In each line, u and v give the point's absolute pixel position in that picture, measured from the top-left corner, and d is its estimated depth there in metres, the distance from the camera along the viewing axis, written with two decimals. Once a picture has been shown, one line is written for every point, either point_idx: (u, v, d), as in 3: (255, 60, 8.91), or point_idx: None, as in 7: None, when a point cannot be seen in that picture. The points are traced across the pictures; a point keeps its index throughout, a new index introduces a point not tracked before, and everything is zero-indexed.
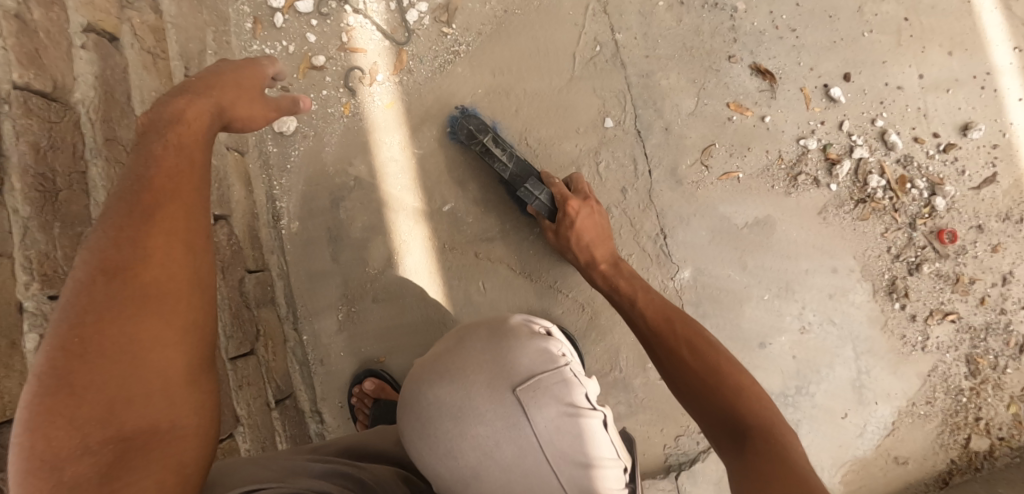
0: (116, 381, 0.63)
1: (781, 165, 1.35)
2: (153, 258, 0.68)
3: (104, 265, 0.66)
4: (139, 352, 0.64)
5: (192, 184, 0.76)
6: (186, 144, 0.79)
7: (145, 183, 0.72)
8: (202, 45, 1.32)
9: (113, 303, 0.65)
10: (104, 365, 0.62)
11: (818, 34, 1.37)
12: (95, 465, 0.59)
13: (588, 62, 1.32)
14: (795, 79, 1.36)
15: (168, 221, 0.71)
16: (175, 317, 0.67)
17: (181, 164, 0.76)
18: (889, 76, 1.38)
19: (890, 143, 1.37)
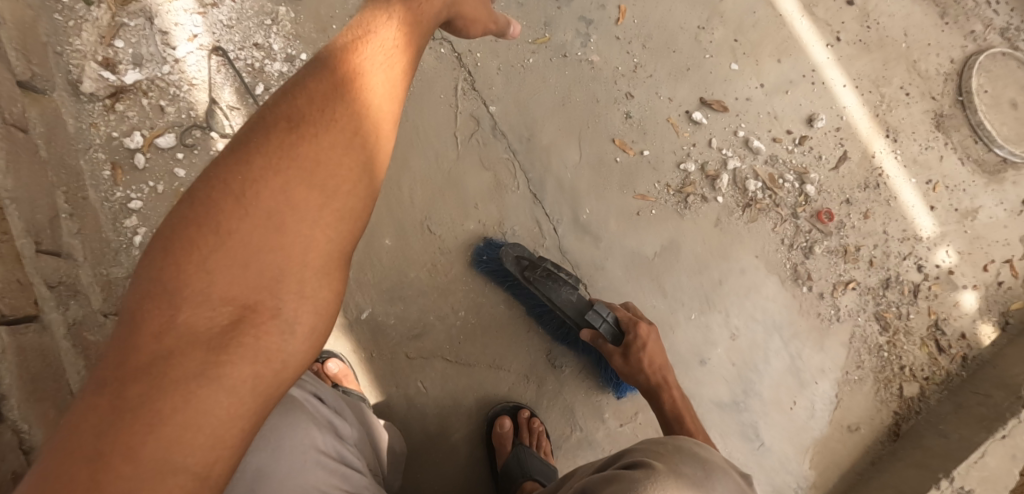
0: (234, 262, 0.63)
1: (669, 191, 1.43)
2: (298, 151, 0.69)
3: (252, 141, 0.69)
4: (284, 224, 0.65)
5: (371, 99, 0.77)
6: (382, 67, 0.81)
7: (342, 83, 0.76)
8: (53, 209, 1.21)
9: (252, 184, 0.66)
10: (232, 247, 0.63)
11: (668, 67, 1.51)
12: (194, 351, 0.59)
13: (469, 139, 1.35)
14: (661, 112, 1.47)
15: (336, 121, 0.73)
16: (300, 216, 0.66)
17: (364, 77, 0.78)
18: (736, 90, 1.54)
19: (754, 148, 1.51)
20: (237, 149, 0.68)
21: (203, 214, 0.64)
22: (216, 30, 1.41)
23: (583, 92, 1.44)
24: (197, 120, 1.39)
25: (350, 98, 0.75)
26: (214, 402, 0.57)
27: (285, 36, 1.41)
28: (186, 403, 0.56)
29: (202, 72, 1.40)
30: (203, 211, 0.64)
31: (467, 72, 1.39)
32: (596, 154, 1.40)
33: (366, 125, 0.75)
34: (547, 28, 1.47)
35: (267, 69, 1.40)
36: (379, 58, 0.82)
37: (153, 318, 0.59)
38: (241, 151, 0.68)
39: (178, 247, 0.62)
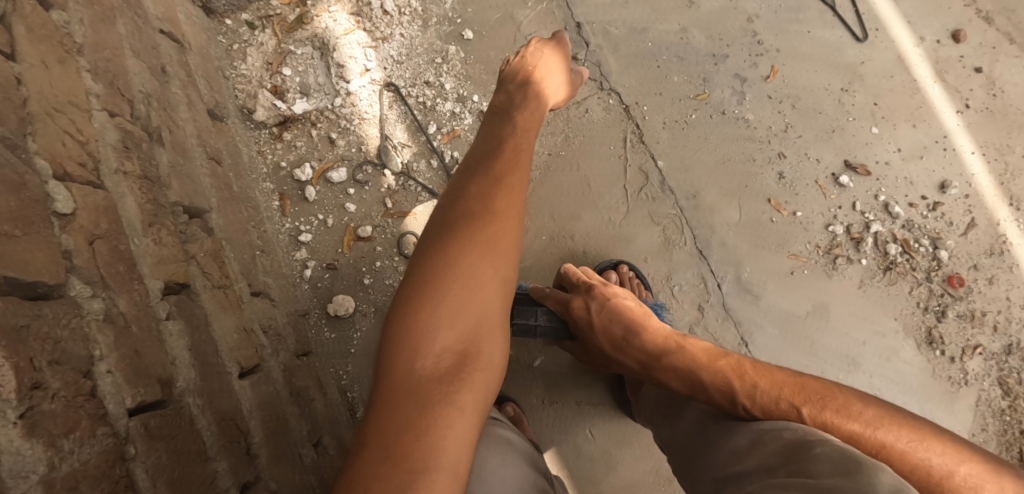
0: (446, 308, 0.76)
1: (819, 252, 1.47)
2: (476, 223, 0.84)
3: (439, 221, 0.87)
4: (465, 287, 0.78)
5: (516, 185, 0.92)
6: (512, 154, 0.98)
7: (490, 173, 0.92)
8: (251, 247, 1.16)
9: (447, 251, 0.81)
10: (439, 300, 0.77)
11: (816, 129, 1.54)
12: (432, 374, 0.71)
13: (639, 193, 1.39)
14: (810, 174, 1.51)
15: (497, 199, 0.88)
16: (485, 272, 0.80)
17: (505, 165, 0.95)
18: (876, 154, 1.56)
19: (894, 213, 1.51)
20: (435, 225, 0.87)
21: (414, 278, 0.80)
22: (388, 67, 1.40)
23: (740, 150, 1.47)
24: (370, 156, 1.36)
25: (472, 186, 0.91)
26: (451, 422, 0.68)
27: (455, 77, 1.41)
28: (430, 428, 0.66)
29: (374, 108, 1.38)
30: (418, 273, 0.80)
31: (634, 125, 1.43)
32: (752, 215, 1.44)
33: (519, 200, 0.91)
34: (706, 83, 1.50)
35: (439, 108, 1.39)
36: (513, 138, 1.02)
37: (400, 349, 0.73)
38: (428, 233, 0.86)
39: (406, 301, 0.78)
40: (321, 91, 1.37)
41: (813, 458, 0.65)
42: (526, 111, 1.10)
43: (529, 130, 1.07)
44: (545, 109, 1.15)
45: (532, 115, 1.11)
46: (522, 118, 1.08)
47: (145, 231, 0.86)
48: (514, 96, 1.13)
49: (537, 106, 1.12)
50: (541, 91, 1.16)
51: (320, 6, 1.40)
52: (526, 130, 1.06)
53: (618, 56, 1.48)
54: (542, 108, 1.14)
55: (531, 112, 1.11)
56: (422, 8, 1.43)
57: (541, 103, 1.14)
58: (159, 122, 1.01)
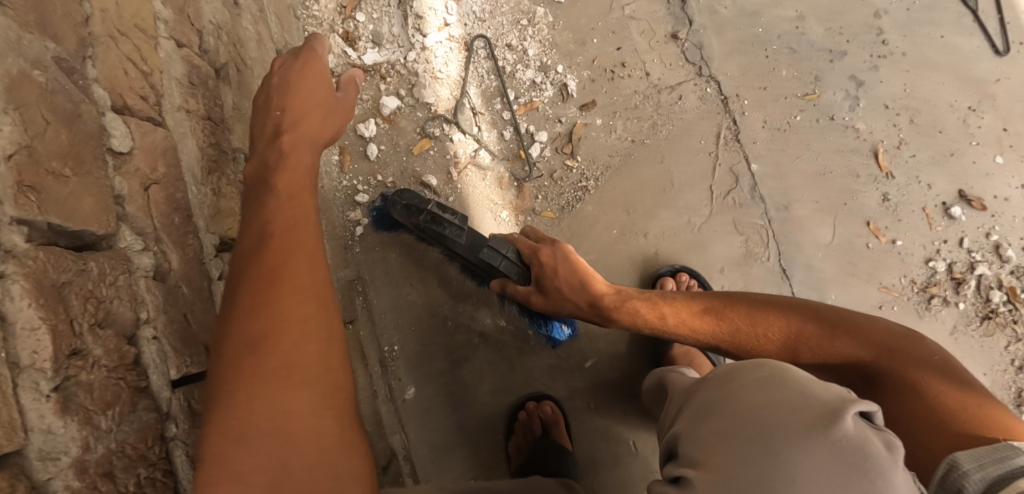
0: (283, 396, 0.60)
1: (914, 288, 1.32)
2: (296, 263, 0.66)
3: (258, 242, 0.66)
4: (266, 420, 0.59)
5: (294, 197, 0.72)
6: (281, 171, 0.75)
7: (266, 238, 0.67)
8: None
9: (269, 301, 0.63)
10: (274, 374, 0.60)
11: (932, 150, 1.38)
12: (247, 487, 0.57)
13: (725, 196, 1.26)
14: (917, 200, 1.35)
15: (287, 231, 0.68)
16: (310, 343, 0.63)
17: (279, 177, 0.74)
18: (995, 188, 1.38)
19: (1005, 256, 1.36)
20: (248, 253, 0.66)
21: (247, 324, 0.62)
22: (469, 23, 1.27)
23: (843, 163, 1.33)
24: (438, 118, 1.25)
25: (266, 207, 0.70)
26: None
27: (540, 43, 1.28)
28: None
29: (449, 66, 1.27)
30: (241, 325, 0.61)
31: (731, 119, 1.29)
32: (845, 238, 1.30)
33: (305, 237, 0.69)
34: (817, 83, 1.35)
35: (519, 75, 1.27)
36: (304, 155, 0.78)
37: (217, 448, 0.57)
38: (249, 254, 0.66)
39: (222, 368, 0.60)
40: (397, 41, 1.28)
41: (707, 379, 0.67)
42: (320, 107, 0.84)
43: (320, 137, 0.83)
44: (347, 118, 0.89)
45: (310, 103, 0.83)
46: (286, 131, 0.80)
47: (203, 179, 0.78)
48: (273, 101, 0.83)
49: (324, 95, 0.85)
50: (326, 107, 0.85)
51: None
52: (307, 139, 0.81)
53: (721, 40, 1.32)
54: (331, 111, 0.86)
55: (305, 96, 0.84)
56: None
57: (334, 100, 0.87)
58: (228, 58, 0.92)
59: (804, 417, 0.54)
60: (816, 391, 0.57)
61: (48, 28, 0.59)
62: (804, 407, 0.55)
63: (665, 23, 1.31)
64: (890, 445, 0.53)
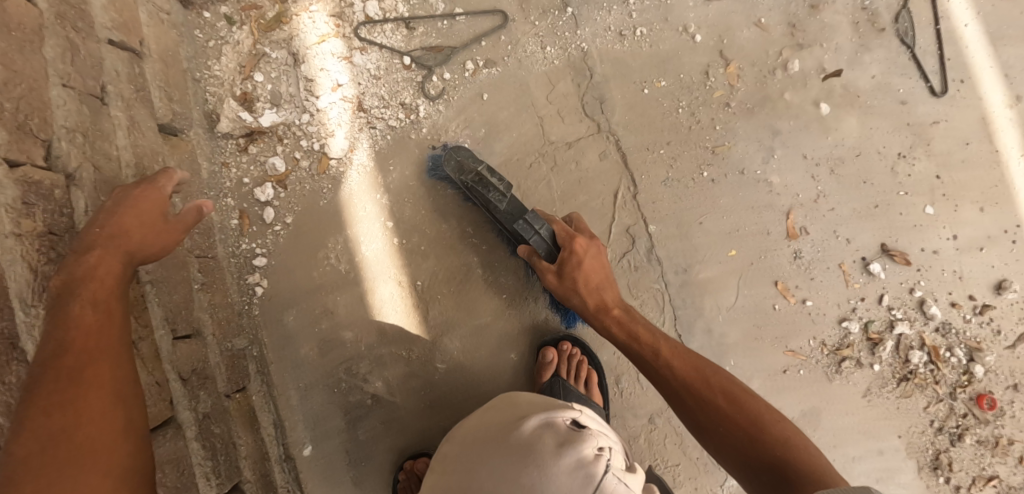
0: (75, 475, 0.68)
1: (824, 350, 1.28)
2: (95, 361, 0.75)
3: (50, 348, 0.73)
4: None
5: (99, 302, 0.79)
6: (88, 281, 0.80)
7: (66, 345, 0.74)
8: (189, 281, 1.11)
9: (66, 392, 0.71)
10: (71, 455, 0.69)
11: (856, 203, 1.31)
12: None
13: (621, 259, 1.24)
14: (835, 255, 1.29)
15: (89, 336, 0.76)
16: (107, 436, 0.72)
17: (86, 289, 0.79)
18: (925, 240, 1.33)
19: (929, 313, 1.31)
20: (46, 358, 0.72)
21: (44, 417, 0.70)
22: (361, 82, 1.27)
23: (754, 220, 1.27)
24: (335, 179, 1.27)
25: (67, 314, 0.76)
26: None
27: (432, 100, 1.26)
28: None
29: (342, 129, 1.27)
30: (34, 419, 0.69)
31: (630, 178, 1.25)
32: (752, 299, 1.27)
33: (106, 342, 0.77)
34: (729, 134, 1.28)
35: (414, 134, 1.26)
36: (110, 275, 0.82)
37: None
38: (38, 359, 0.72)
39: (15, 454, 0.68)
40: (291, 102, 1.29)
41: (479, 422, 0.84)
42: (147, 230, 0.88)
43: (138, 252, 0.87)
44: (174, 241, 0.92)
45: (135, 224, 0.87)
46: (101, 245, 0.83)
47: (35, 299, 0.83)
48: (99, 220, 0.86)
49: (150, 214, 0.90)
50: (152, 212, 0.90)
51: (301, 5, 1.32)
52: (124, 251, 0.85)
53: (624, 90, 1.27)
54: (162, 229, 0.90)
55: (134, 216, 0.88)
56: (409, 14, 1.29)
57: (163, 223, 0.90)
58: (82, 159, 0.96)
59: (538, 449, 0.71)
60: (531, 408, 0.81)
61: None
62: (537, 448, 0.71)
63: (566, 74, 1.26)
64: (558, 443, 0.71)
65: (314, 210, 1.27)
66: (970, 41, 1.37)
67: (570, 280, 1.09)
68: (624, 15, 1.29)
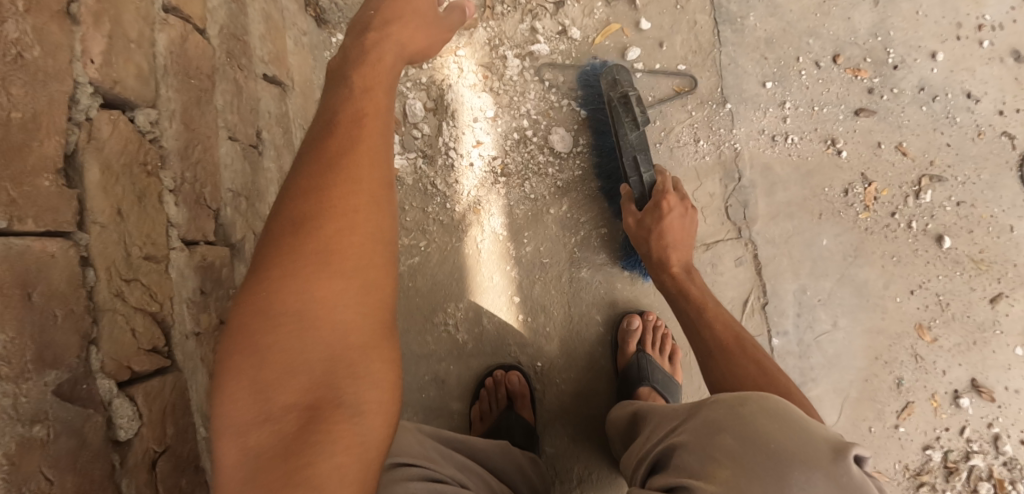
0: (306, 279, 0.59)
1: (905, 474, 1.33)
2: (356, 189, 0.63)
3: (289, 233, 0.61)
4: (302, 320, 0.58)
5: (379, 126, 0.67)
6: (359, 66, 0.69)
7: (329, 128, 0.65)
8: None
9: (288, 304, 0.58)
10: (294, 275, 0.59)
11: (954, 336, 1.34)
12: (262, 360, 0.57)
13: None
14: (930, 385, 1.33)
15: (354, 121, 0.66)
16: (356, 238, 0.61)
17: (336, 143, 0.64)
18: (1010, 379, 1.35)
19: (1001, 448, 1.33)
20: (316, 249, 0.60)
21: (250, 321, 0.58)
22: (506, 145, 1.21)
23: (867, 341, 1.31)
24: (463, 241, 1.21)
25: (338, 96, 0.68)
26: None
27: (578, 177, 1.21)
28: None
29: (477, 189, 1.20)
30: (256, 299, 0.59)
31: (762, 289, 1.27)
32: (851, 420, 1.31)
33: (371, 167, 0.65)
34: (855, 255, 1.30)
35: (553, 209, 1.20)
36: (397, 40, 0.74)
37: (232, 405, 0.57)
38: (277, 240, 0.61)
39: (282, 322, 0.58)
40: (427, 152, 1.20)
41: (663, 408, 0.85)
42: (417, 15, 0.78)
43: (411, 47, 0.76)
44: (440, 40, 0.82)
45: (409, 12, 0.77)
46: (375, 29, 0.73)
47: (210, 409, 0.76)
48: (372, 2, 0.77)
49: (423, 7, 0.78)
50: (426, 42, 0.78)
51: (446, 46, 1.23)
52: (395, 42, 0.73)
53: (769, 199, 1.27)
54: (429, 26, 0.79)
55: (410, 3, 0.77)
56: (563, 79, 1.23)
57: (434, 19, 0.80)
58: (241, 227, 0.87)
59: (814, 453, 0.58)
60: (805, 437, 0.60)
61: (48, 352, 0.55)
62: (808, 444, 0.59)
63: (714, 172, 1.26)
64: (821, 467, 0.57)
65: (434, 269, 1.21)
66: None
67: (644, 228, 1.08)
68: (778, 119, 1.29)
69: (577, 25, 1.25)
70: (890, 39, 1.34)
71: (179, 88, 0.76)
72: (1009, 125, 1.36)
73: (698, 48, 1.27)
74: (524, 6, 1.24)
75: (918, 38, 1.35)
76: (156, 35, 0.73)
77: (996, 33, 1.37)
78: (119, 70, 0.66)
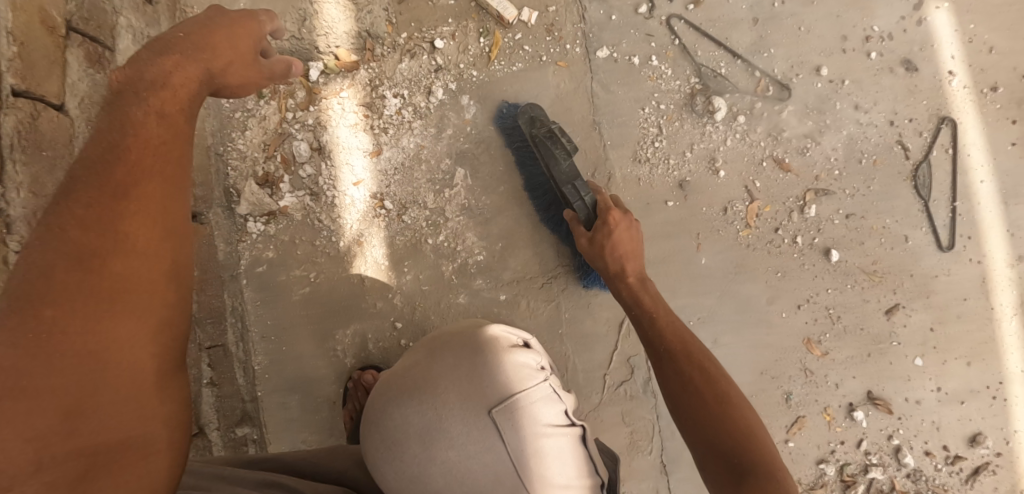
0: (94, 322, 0.59)
1: (799, 488, 1.34)
2: (148, 229, 0.64)
3: (70, 271, 0.59)
4: (88, 364, 0.58)
5: (175, 162, 0.69)
6: (160, 88, 0.70)
7: (118, 152, 0.64)
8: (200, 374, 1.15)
9: (71, 347, 0.57)
10: (79, 315, 0.58)
11: (849, 350, 1.34)
12: (38, 408, 0.55)
13: (617, 387, 1.27)
14: (824, 398, 1.34)
15: (146, 150, 0.66)
16: (150, 280, 0.63)
17: (126, 173, 0.64)
18: (909, 390, 1.35)
19: (903, 460, 1.33)
20: (104, 291, 0.60)
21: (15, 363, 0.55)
22: (384, 180, 1.28)
23: (752, 357, 1.33)
24: (348, 272, 1.29)
25: (130, 115, 0.67)
26: None
27: (454, 208, 1.28)
28: None
29: (359, 222, 1.28)
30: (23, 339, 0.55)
31: None
32: None
33: (171, 208, 0.66)
34: (738, 271, 1.33)
35: (431, 240, 1.27)
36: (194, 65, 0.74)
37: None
38: (51, 274, 0.58)
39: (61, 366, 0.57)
40: (314, 190, 1.29)
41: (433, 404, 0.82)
42: (236, 58, 0.79)
43: (218, 76, 0.77)
44: (257, 84, 0.83)
45: (224, 46, 0.77)
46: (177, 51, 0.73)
47: None
48: (183, 25, 0.77)
49: (245, 45, 0.80)
50: (243, 80, 0.80)
51: (332, 88, 1.31)
52: (202, 65, 0.75)
53: (646, 222, 1.32)
54: (249, 65, 0.81)
55: (222, 37, 0.78)
56: (439, 114, 1.29)
57: (256, 62, 0.81)
58: None
59: None
60: None
61: None
62: None
63: None
64: None
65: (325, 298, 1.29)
66: (983, 198, 1.36)
67: (598, 245, 1.13)
68: (655, 142, 1.32)
69: (452, 62, 1.31)
70: (770, 56, 1.36)
71: (27, 162, 0.88)
72: (903, 134, 1.36)
73: (571, 79, 1.31)
74: (403, 46, 1.32)
75: (802, 53, 1.36)
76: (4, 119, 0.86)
77: (885, 43, 1.37)
78: None
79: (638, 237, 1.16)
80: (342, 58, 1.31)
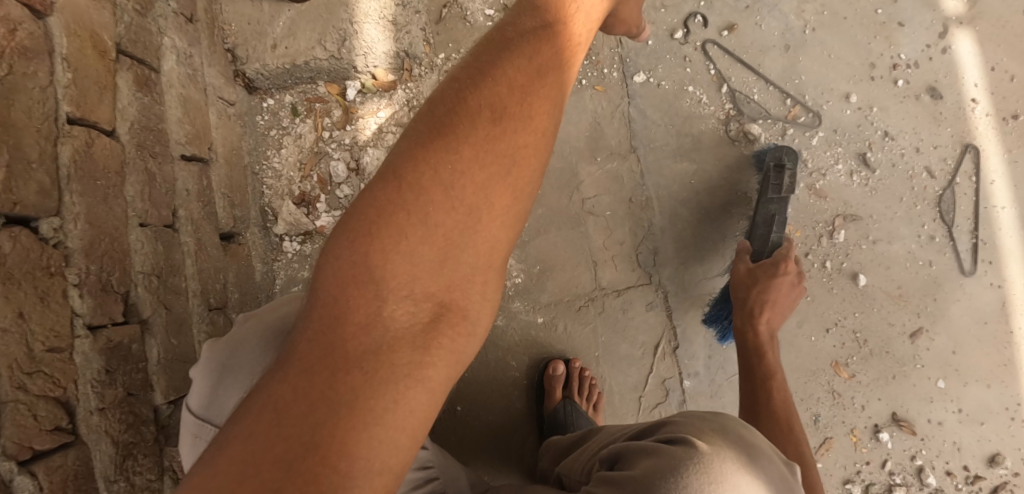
0: (379, 279, 0.51)
1: None
2: (435, 185, 0.53)
3: (375, 220, 0.52)
4: (359, 327, 0.49)
5: (513, 115, 0.56)
6: (509, 52, 0.59)
7: (456, 104, 0.56)
8: None
9: (353, 306, 0.50)
10: (360, 270, 0.51)
11: (873, 372, 1.37)
12: (312, 363, 0.48)
13: (653, 409, 1.29)
14: (850, 420, 1.37)
15: (492, 111, 0.56)
16: (437, 247, 0.52)
17: (451, 121, 0.55)
18: (932, 411, 1.37)
19: (926, 480, 1.36)
20: (389, 248, 0.51)
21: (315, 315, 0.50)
22: None
23: None
24: None
25: (488, 82, 0.57)
26: None
27: None
28: None
29: None
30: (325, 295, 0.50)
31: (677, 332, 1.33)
32: None
33: (485, 159, 0.54)
34: None
35: None
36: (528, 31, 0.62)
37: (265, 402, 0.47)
38: (349, 226, 0.52)
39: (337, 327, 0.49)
40: None
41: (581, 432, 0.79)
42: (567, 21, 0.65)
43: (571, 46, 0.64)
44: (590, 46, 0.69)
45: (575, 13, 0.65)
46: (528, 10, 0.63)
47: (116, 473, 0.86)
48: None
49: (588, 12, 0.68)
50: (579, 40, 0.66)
51: (368, 108, 1.32)
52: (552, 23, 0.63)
53: (678, 244, 1.31)
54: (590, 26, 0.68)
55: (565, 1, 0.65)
56: None
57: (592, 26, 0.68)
58: (155, 305, 0.96)
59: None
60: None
61: None
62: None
63: (625, 222, 1.31)
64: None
65: None
66: (1003, 223, 1.38)
67: (754, 275, 1.17)
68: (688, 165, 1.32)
69: None
70: (801, 83, 1.38)
71: (83, 192, 0.86)
72: (929, 161, 1.39)
73: (607, 105, 1.32)
74: (440, 67, 1.33)
75: (830, 81, 1.39)
76: (60, 148, 0.84)
77: (911, 71, 1.40)
78: (20, 192, 0.76)
79: (795, 298, 1.18)
80: (380, 78, 1.31)
